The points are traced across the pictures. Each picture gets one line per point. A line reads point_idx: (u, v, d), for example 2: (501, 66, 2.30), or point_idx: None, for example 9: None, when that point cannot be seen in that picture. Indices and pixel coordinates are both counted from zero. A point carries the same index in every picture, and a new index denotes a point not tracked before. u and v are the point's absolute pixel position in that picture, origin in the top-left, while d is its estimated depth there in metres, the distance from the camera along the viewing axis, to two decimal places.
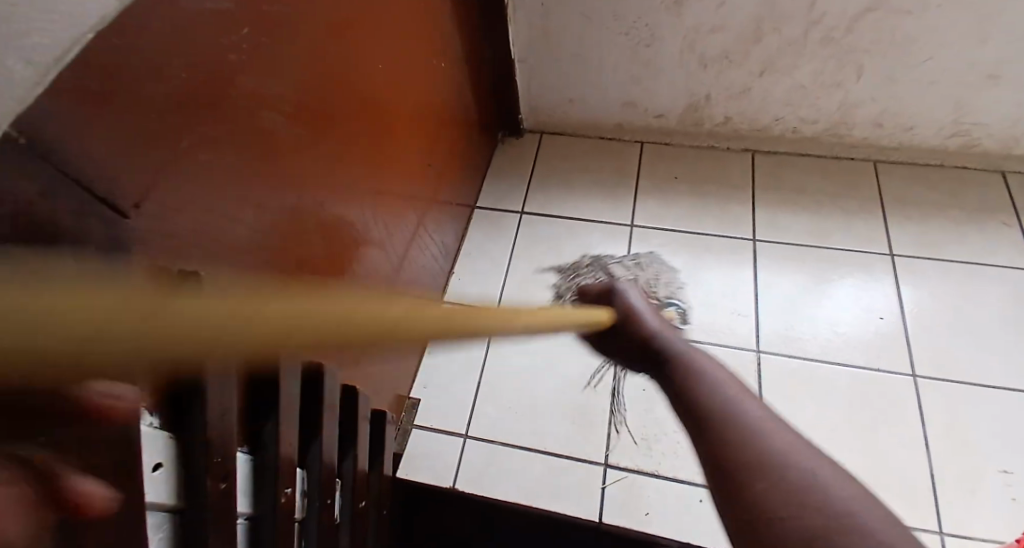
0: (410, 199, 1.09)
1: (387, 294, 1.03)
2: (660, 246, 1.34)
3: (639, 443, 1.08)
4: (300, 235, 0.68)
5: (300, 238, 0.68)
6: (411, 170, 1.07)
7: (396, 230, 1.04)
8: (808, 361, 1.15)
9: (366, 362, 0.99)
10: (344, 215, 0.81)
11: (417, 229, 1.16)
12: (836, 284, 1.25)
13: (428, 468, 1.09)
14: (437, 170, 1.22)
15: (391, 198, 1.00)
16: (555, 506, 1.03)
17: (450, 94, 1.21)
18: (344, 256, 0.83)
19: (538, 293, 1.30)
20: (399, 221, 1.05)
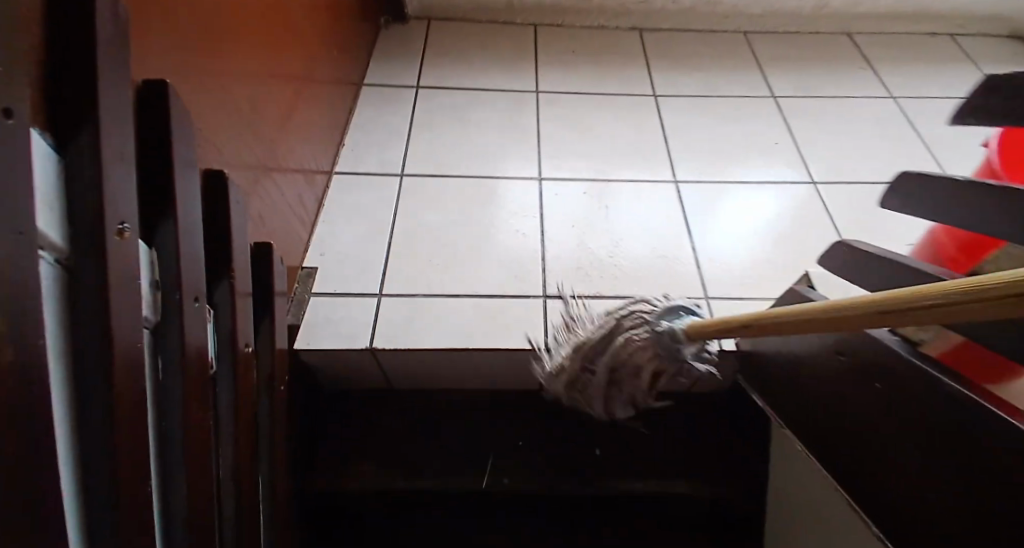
0: (281, 45, 0.89)
1: (262, 139, 0.82)
2: (565, 107, 1.27)
3: (577, 272, 0.98)
4: (148, 12, 0.53)
5: (145, 23, 0.52)
6: (278, 9, 0.88)
7: (265, 68, 0.83)
8: (723, 185, 1.11)
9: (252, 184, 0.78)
10: (209, 24, 0.67)
11: (296, 87, 0.96)
12: (738, 120, 1.26)
13: (332, 332, 0.87)
14: (314, 28, 1.04)
15: (266, 57, 0.83)
16: (485, 341, 0.87)
17: None
18: (193, 48, 0.62)
19: (445, 156, 1.17)
20: (271, 65, 0.85)
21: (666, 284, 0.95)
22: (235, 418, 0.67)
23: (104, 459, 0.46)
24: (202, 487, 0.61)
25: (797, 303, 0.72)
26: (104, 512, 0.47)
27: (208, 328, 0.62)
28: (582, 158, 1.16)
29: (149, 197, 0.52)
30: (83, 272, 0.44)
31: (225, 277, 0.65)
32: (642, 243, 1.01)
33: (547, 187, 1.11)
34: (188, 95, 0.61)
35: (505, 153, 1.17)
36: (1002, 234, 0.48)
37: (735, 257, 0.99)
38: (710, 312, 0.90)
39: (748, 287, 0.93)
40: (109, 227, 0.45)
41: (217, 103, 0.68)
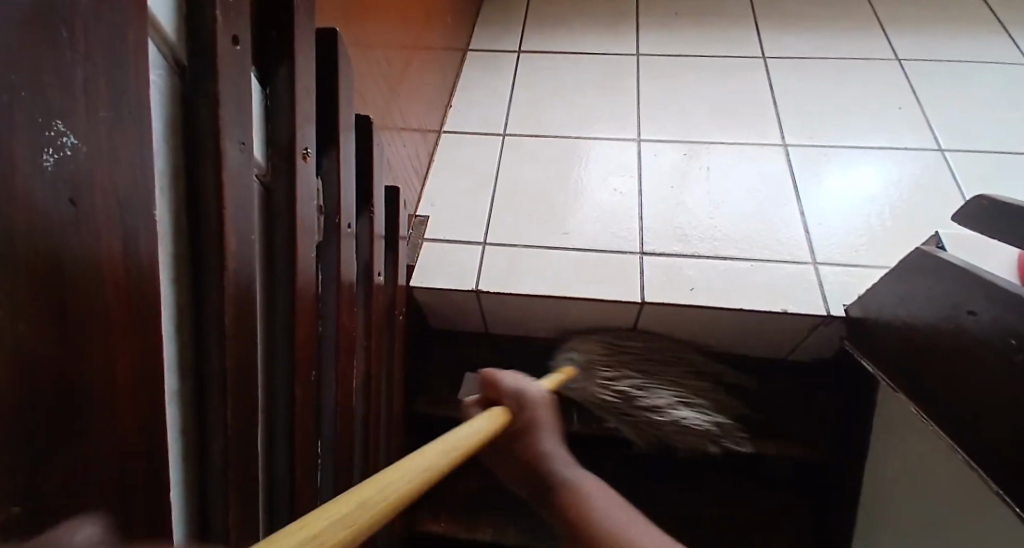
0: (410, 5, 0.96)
1: (393, 92, 0.89)
2: (666, 70, 1.27)
3: (675, 231, 0.98)
4: None
5: None
6: None
7: (397, 25, 0.90)
8: (834, 149, 1.07)
9: (385, 131, 0.86)
10: None
11: (418, 47, 1.02)
12: (852, 83, 1.20)
13: (443, 274, 0.95)
14: None
15: (398, 16, 0.90)
16: (585, 291, 0.92)
17: None
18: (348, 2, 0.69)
19: (546, 116, 1.20)
20: (401, 24, 0.92)
21: (769, 245, 0.94)
22: (370, 334, 0.77)
23: (284, 344, 0.56)
24: (347, 388, 0.71)
25: (920, 261, 0.70)
26: (283, 386, 0.57)
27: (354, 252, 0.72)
28: (683, 119, 1.16)
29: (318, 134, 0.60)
30: (278, 186, 0.52)
31: (366, 211, 0.73)
32: (745, 204, 1.01)
33: (646, 149, 1.12)
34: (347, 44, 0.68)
35: (605, 114, 1.19)
36: None
37: (845, 221, 0.96)
38: (816, 274, 0.89)
39: (859, 252, 0.91)
40: (297, 149, 0.53)
41: (364, 53, 0.75)
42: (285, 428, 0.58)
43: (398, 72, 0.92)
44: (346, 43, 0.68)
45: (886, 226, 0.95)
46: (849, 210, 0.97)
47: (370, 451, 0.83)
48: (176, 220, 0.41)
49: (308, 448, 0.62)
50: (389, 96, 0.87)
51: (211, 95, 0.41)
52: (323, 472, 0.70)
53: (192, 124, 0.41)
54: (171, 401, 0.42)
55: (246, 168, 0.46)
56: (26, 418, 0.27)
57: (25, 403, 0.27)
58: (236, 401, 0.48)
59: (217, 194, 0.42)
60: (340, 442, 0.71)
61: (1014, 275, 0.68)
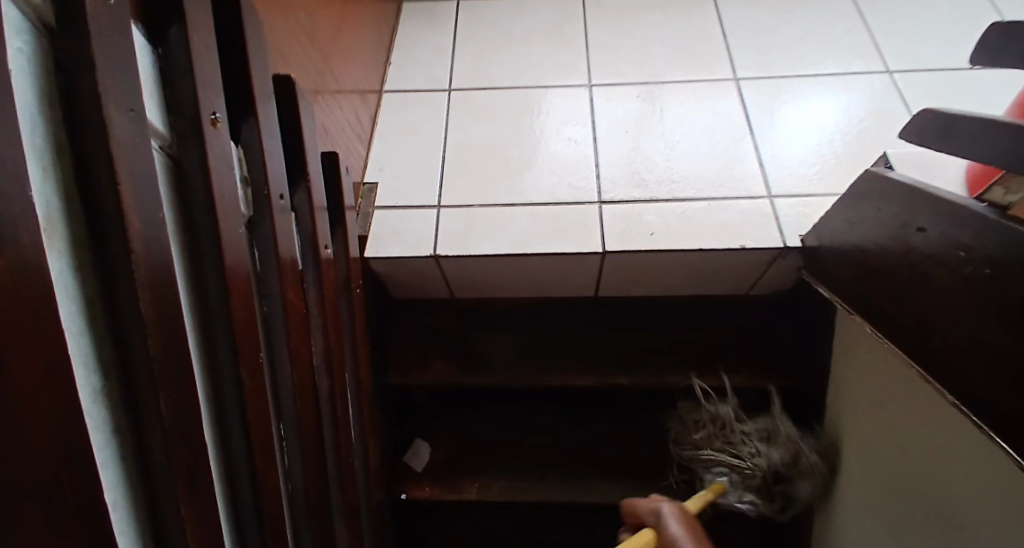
0: None
1: (323, 51, 0.83)
2: (612, 12, 1.22)
3: (632, 177, 0.96)
4: None
5: None
6: None
7: None
8: (786, 79, 1.06)
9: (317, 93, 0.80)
10: None
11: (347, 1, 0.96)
12: (800, 11, 1.18)
13: (398, 242, 0.91)
14: None
15: None
16: (545, 246, 0.89)
17: None
18: None
19: (493, 68, 1.15)
20: None
21: (726, 183, 0.93)
22: (323, 310, 0.74)
23: (222, 330, 0.53)
24: (304, 368, 0.68)
25: (870, 183, 0.70)
26: (227, 372, 0.54)
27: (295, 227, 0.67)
28: (634, 60, 1.13)
29: (229, 98, 0.55)
30: (190, 157, 0.47)
31: (302, 181, 0.68)
32: (700, 143, 0.99)
33: (598, 94, 1.08)
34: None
35: (554, 61, 1.15)
36: None
37: (799, 152, 0.95)
38: (773, 208, 0.89)
39: (813, 181, 0.91)
40: (205, 114, 0.47)
41: (281, 7, 0.69)
42: (236, 415, 0.55)
43: (327, 29, 0.85)
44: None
45: (840, 153, 0.94)
46: (803, 140, 0.96)
47: (341, 428, 0.81)
48: (66, 202, 0.37)
49: (269, 435, 0.60)
50: (318, 55, 0.81)
51: (88, 58, 0.36)
52: (289, 454, 0.68)
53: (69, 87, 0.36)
54: (90, 402, 0.38)
55: (142, 139, 0.41)
56: None
57: None
58: (171, 394, 0.44)
59: (109, 170, 0.37)
60: (305, 424, 0.69)
61: (962, 189, 0.68)
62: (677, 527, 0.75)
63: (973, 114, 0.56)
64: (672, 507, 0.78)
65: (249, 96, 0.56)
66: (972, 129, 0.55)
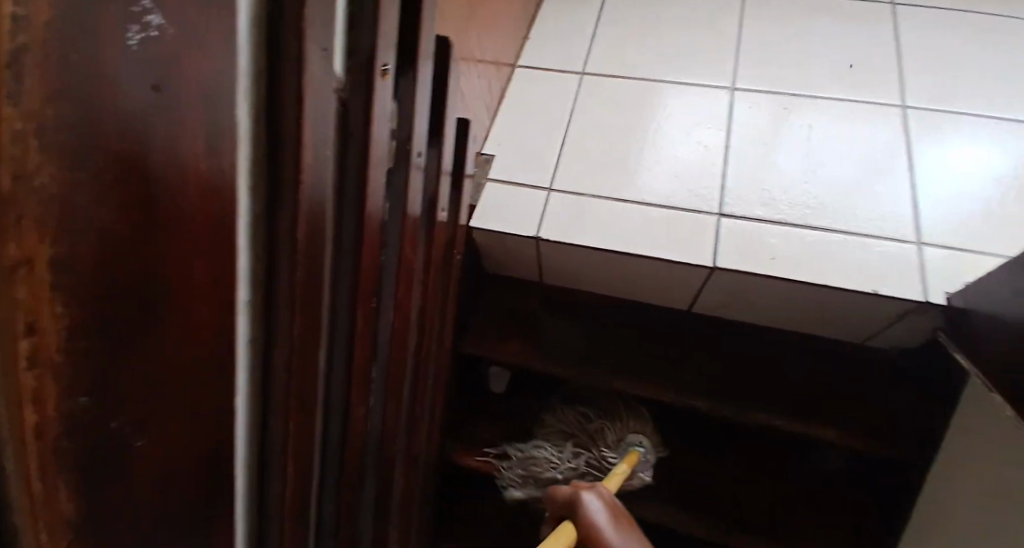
0: None
1: (475, 17, 0.83)
2: (772, 14, 1.14)
3: (761, 194, 0.90)
4: None
5: None
6: None
7: None
8: (960, 117, 0.94)
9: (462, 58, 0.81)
10: None
11: None
12: (995, 43, 1.04)
13: (504, 217, 0.91)
14: None
15: None
16: (651, 250, 0.87)
17: None
18: None
19: (633, 56, 1.11)
20: None
21: (866, 219, 0.85)
22: (428, 270, 0.76)
23: (349, 272, 0.55)
24: (403, 320, 0.70)
25: None
26: (344, 311, 0.57)
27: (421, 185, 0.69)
28: (787, 68, 1.05)
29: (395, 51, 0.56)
30: (355, 104, 0.49)
31: (436, 140, 0.70)
32: (845, 171, 0.90)
33: (739, 100, 1.02)
34: None
35: (697, 58, 1.09)
36: None
37: (960, 200, 0.85)
38: (915, 256, 0.80)
39: (969, 236, 0.81)
40: (376, 64, 0.49)
41: None
42: (342, 351, 0.58)
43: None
44: None
45: (1009, 211, 0.83)
46: (967, 188, 0.86)
47: (420, 383, 0.84)
48: (254, 130, 0.39)
49: (363, 374, 0.63)
50: (470, 20, 0.81)
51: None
52: (375, 398, 0.71)
53: (276, 20, 0.38)
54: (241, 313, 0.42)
55: (325, 79, 0.42)
56: (93, 310, 0.26)
57: (90, 293, 0.26)
58: (301, 322, 0.47)
59: (295, 106, 0.40)
60: (393, 372, 0.72)
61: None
62: (603, 514, 0.70)
63: None
64: (603, 493, 0.73)
65: (412, 53, 0.56)
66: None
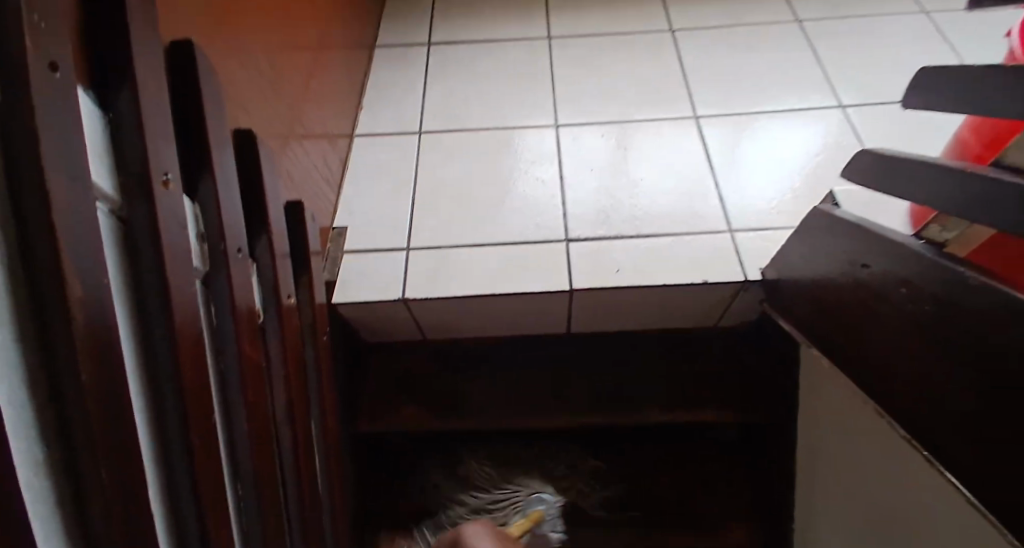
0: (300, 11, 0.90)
1: (290, 103, 0.84)
2: (579, 52, 1.26)
3: (597, 215, 0.98)
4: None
5: None
6: None
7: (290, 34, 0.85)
8: (744, 116, 1.09)
9: (284, 146, 0.80)
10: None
11: (318, 53, 0.97)
12: (757, 47, 1.22)
13: (365, 286, 0.91)
14: None
15: (286, 20, 0.85)
16: (513, 287, 0.90)
17: None
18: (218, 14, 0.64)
19: (464, 107, 1.18)
20: (292, 31, 0.87)
21: (689, 219, 0.95)
22: (286, 360, 0.72)
23: (170, 388, 0.51)
24: (263, 420, 0.66)
25: (820, 219, 0.71)
26: (176, 432, 0.52)
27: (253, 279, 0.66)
28: (597, 98, 1.16)
29: (185, 156, 0.55)
30: (137, 218, 0.46)
31: (262, 230, 0.66)
32: (664, 181, 1.01)
33: (565, 133, 1.11)
34: (220, 59, 0.63)
35: (521, 102, 1.18)
36: (987, 111, 0.47)
37: (759, 187, 0.98)
38: (734, 243, 0.91)
39: (772, 216, 0.93)
40: (154, 174, 0.46)
41: (246, 66, 0.70)
42: (185, 479, 0.54)
43: (295, 83, 0.87)
44: (218, 59, 0.63)
45: (796, 188, 0.97)
46: (762, 175, 0.99)
47: (306, 479, 0.79)
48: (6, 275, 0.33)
49: (221, 493, 0.58)
50: (285, 108, 0.82)
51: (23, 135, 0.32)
52: (246, 511, 0.66)
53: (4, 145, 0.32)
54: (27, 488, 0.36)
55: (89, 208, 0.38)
56: None
57: None
58: (119, 468, 0.41)
59: (52, 241, 0.34)
60: (264, 476, 0.67)
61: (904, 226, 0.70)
62: None
63: (911, 156, 0.57)
64: None
65: (203, 153, 0.55)
66: (909, 168, 0.57)
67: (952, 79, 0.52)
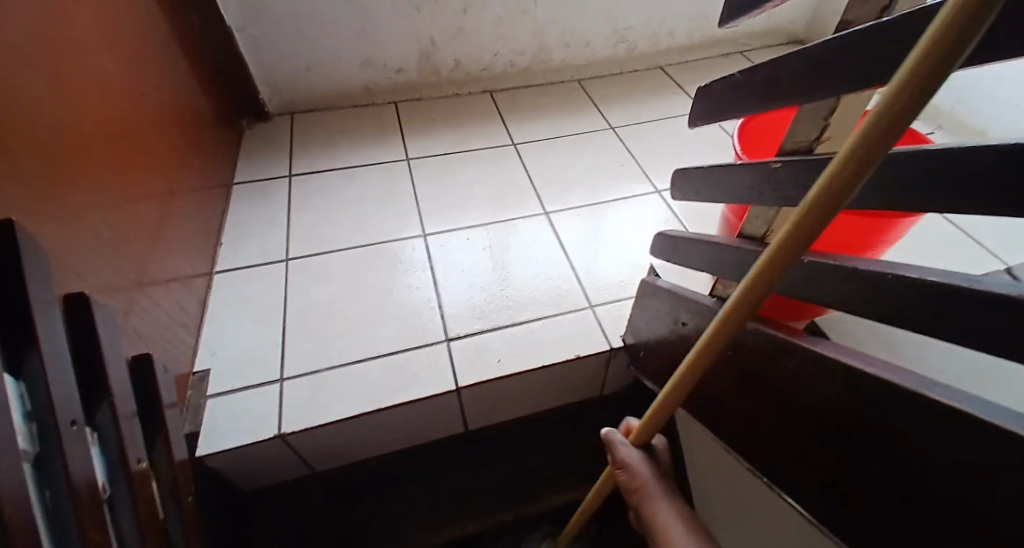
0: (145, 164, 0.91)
1: (133, 255, 0.82)
2: (434, 170, 1.38)
3: (472, 312, 1.03)
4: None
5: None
6: (134, 132, 0.89)
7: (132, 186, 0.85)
8: (584, 208, 1.25)
9: (128, 300, 0.77)
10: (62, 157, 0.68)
11: (165, 201, 0.97)
12: (583, 149, 1.43)
13: (241, 427, 0.86)
14: (179, 140, 1.06)
15: (129, 175, 0.85)
16: (397, 397, 0.90)
17: (175, 68, 1.09)
18: (43, 183, 0.63)
19: (329, 231, 1.22)
20: (136, 184, 0.87)
21: (554, 303, 1.04)
22: (143, 535, 0.64)
23: None
24: None
25: (647, 289, 0.81)
26: None
27: (93, 453, 0.60)
28: (454, 207, 1.26)
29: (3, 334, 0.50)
30: None
31: (103, 396, 0.62)
32: (525, 273, 1.10)
33: (431, 243, 1.18)
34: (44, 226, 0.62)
35: (386, 220, 1.24)
36: (712, 196, 0.60)
37: (605, 267, 1.11)
38: (594, 318, 1.00)
39: (620, 290, 1.05)
40: None
41: (79, 227, 0.69)
42: None
43: (140, 234, 0.85)
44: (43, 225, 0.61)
45: (637, 263, 1.12)
46: (606, 256, 1.12)
47: None
48: None
49: None
50: (126, 261, 0.79)
51: None
52: None
53: None
54: None
55: None
56: None
57: None
58: None
59: None
60: None
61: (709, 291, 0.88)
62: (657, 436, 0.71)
63: (682, 234, 0.69)
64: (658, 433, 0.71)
65: (28, 328, 0.52)
66: (682, 246, 0.68)
67: (686, 180, 0.64)
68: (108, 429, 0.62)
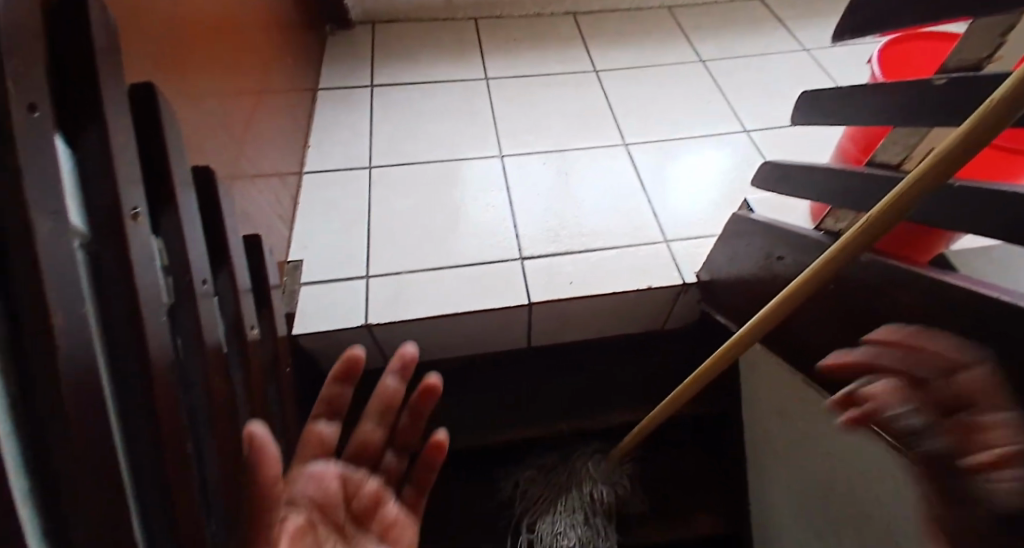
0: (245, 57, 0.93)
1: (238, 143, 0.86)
2: (513, 91, 1.35)
3: (548, 234, 1.05)
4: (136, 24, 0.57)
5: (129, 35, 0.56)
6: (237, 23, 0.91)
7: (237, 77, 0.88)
8: (666, 142, 1.22)
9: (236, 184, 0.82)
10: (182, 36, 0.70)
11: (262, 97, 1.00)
12: (670, 82, 1.37)
13: (329, 315, 0.92)
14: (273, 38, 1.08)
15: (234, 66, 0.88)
16: (472, 305, 0.94)
17: None
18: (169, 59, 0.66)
19: (409, 144, 1.23)
20: (238, 74, 0.90)
21: (630, 233, 1.04)
22: (252, 392, 0.72)
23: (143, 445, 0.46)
24: (234, 456, 0.65)
25: (739, 222, 0.80)
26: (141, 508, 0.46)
27: (217, 314, 0.66)
28: (533, 131, 1.25)
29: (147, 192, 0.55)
30: (108, 257, 0.42)
31: (223, 264, 0.68)
32: (602, 201, 1.10)
33: (508, 163, 1.18)
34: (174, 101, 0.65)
35: (464, 137, 1.24)
36: (846, 120, 0.57)
37: (684, 203, 1.09)
38: (670, 251, 1.00)
39: (699, 227, 1.04)
40: (125, 209, 0.42)
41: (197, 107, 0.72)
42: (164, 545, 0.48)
43: (242, 124, 0.89)
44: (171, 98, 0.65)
45: (717, 202, 1.09)
46: (686, 192, 1.10)
47: None
48: None
49: None
50: (233, 147, 0.83)
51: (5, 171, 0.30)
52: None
53: None
54: None
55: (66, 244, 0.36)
56: None
57: None
58: None
59: None
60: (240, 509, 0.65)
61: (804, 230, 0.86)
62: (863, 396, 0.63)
63: (796, 164, 0.67)
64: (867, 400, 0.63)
65: (168, 188, 0.56)
66: (796, 176, 0.67)
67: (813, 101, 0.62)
68: (227, 295, 0.68)
